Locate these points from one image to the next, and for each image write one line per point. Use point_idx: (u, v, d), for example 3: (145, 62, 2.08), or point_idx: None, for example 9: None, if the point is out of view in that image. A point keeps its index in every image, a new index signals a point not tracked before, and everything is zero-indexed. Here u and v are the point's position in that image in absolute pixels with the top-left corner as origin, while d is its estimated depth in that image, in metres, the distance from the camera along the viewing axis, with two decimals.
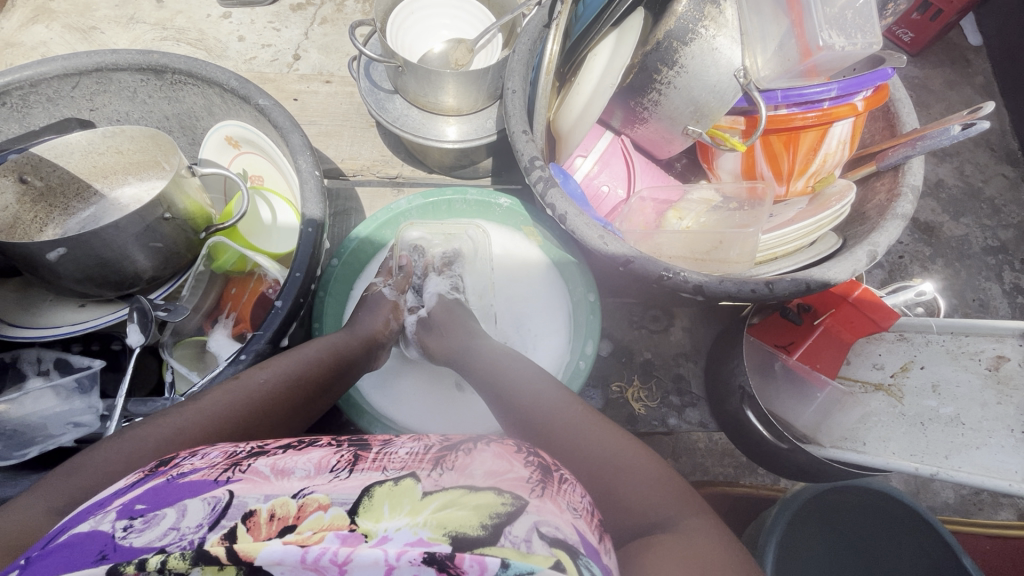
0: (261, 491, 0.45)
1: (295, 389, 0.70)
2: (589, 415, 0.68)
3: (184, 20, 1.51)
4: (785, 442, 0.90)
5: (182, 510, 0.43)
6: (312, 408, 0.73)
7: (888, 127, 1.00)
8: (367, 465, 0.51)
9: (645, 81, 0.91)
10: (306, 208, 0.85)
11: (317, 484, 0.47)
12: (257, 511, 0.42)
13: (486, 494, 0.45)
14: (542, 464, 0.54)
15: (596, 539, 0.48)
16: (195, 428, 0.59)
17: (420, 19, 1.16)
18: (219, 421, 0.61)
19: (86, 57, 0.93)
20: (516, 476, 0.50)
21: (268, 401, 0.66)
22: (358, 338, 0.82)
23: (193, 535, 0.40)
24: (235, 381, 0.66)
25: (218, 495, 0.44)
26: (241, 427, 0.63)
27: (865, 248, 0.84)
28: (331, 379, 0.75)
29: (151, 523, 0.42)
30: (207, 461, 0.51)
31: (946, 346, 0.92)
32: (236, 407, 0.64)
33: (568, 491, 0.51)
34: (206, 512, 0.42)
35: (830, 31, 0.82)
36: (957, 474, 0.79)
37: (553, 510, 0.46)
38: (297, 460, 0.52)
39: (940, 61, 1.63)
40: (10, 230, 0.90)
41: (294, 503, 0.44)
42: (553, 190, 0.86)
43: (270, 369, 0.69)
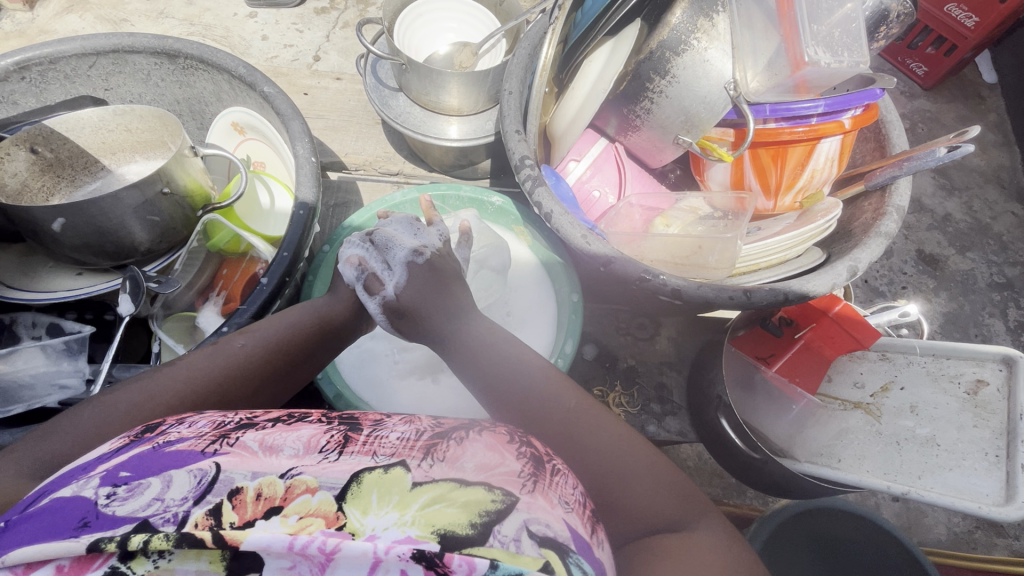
0: (249, 467, 0.45)
1: (274, 353, 0.68)
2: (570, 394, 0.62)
3: (211, 17, 1.57)
4: (759, 453, 0.91)
5: (166, 481, 0.43)
6: (298, 371, 0.71)
7: (877, 148, 1.01)
8: (357, 449, 0.49)
9: (637, 89, 0.93)
10: (300, 192, 0.87)
11: (305, 466, 0.46)
12: (244, 490, 0.42)
13: (476, 490, 0.45)
14: (535, 455, 0.53)
15: (589, 533, 0.48)
16: (165, 398, 0.59)
17: (427, 21, 1.20)
18: (193, 389, 0.61)
19: (104, 38, 0.98)
20: (508, 470, 0.49)
21: (244, 367, 0.65)
22: (350, 299, 0.75)
23: (177, 509, 0.41)
24: (212, 347, 0.65)
25: (203, 467, 0.44)
26: (218, 393, 0.62)
27: (845, 263, 0.85)
28: (318, 346, 0.72)
29: (134, 491, 0.42)
30: (195, 431, 0.50)
31: (927, 367, 0.92)
32: (213, 374, 0.62)
33: (560, 485, 0.50)
34: (191, 485, 0.43)
35: (818, 47, 0.83)
36: (927, 494, 0.80)
37: (544, 507, 0.46)
38: (286, 437, 0.50)
39: (953, 96, 1.64)
40: (18, 196, 0.94)
41: (281, 483, 0.44)
42: (540, 189, 0.88)
43: (247, 334, 0.68)
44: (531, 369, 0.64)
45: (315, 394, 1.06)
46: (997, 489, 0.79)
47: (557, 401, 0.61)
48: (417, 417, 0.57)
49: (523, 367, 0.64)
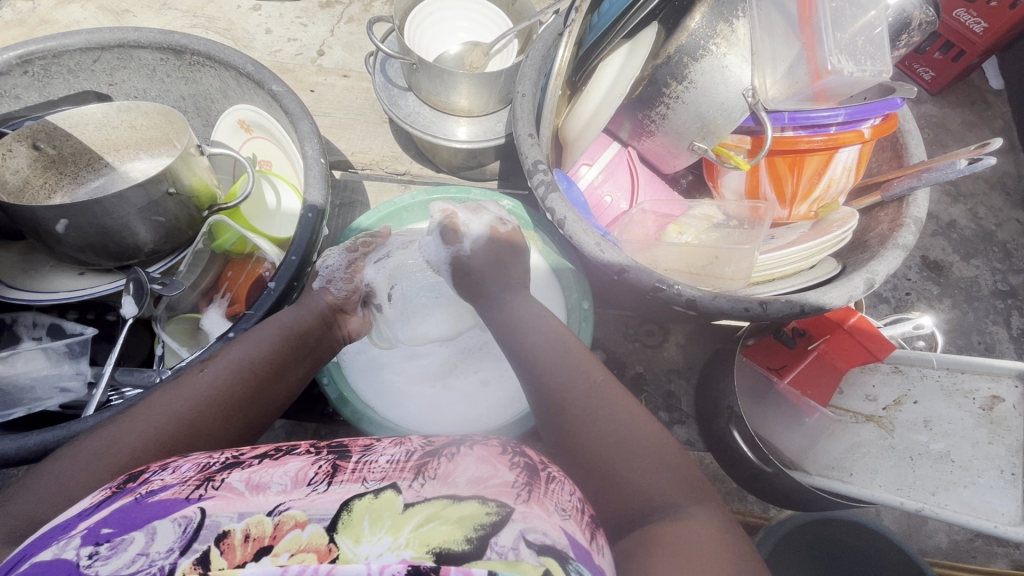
0: (235, 509, 0.44)
1: (242, 373, 0.67)
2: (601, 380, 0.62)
3: (214, 9, 1.55)
4: (770, 466, 0.89)
5: (151, 533, 0.42)
6: (270, 390, 0.69)
7: (895, 158, 1.00)
8: (346, 476, 0.48)
9: (653, 95, 0.92)
10: (308, 194, 0.86)
11: (293, 500, 0.45)
12: (231, 533, 0.41)
13: (470, 504, 0.44)
14: (529, 464, 0.52)
15: (589, 538, 0.46)
16: (134, 439, 0.57)
17: (436, 20, 1.18)
18: (160, 428, 0.59)
19: (110, 33, 0.96)
20: (501, 481, 0.48)
21: (211, 398, 0.63)
22: (312, 311, 0.78)
23: (162, 562, 0.39)
24: (173, 385, 0.64)
25: (189, 515, 0.43)
26: (188, 426, 0.61)
27: (862, 276, 0.83)
28: (288, 359, 0.72)
29: (117, 549, 0.40)
30: (178, 476, 0.49)
31: (941, 381, 0.91)
32: (178, 409, 0.61)
33: (556, 491, 0.49)
34: (176, 535, 0.41)
35: (840, 56, 0.81)
36: (942, 512, 0.79)
37: (541, 514, 0.45)
38: (273, 473, 0.49)
39: (959, 101, 1.62)
40: (19, 192, 0.92)
41: (270, 521, 0.42)
42: (553, 194, 0.86)
43: (213, 363, 0.67)
44: (556, 347, 0.66)
45: (320, 398, 1.05)
46: (1013, 508, 0.79)
47: (569, 377, 0.62)
48: (407, 439, 0.57)
49: (551, 339, 0.67)
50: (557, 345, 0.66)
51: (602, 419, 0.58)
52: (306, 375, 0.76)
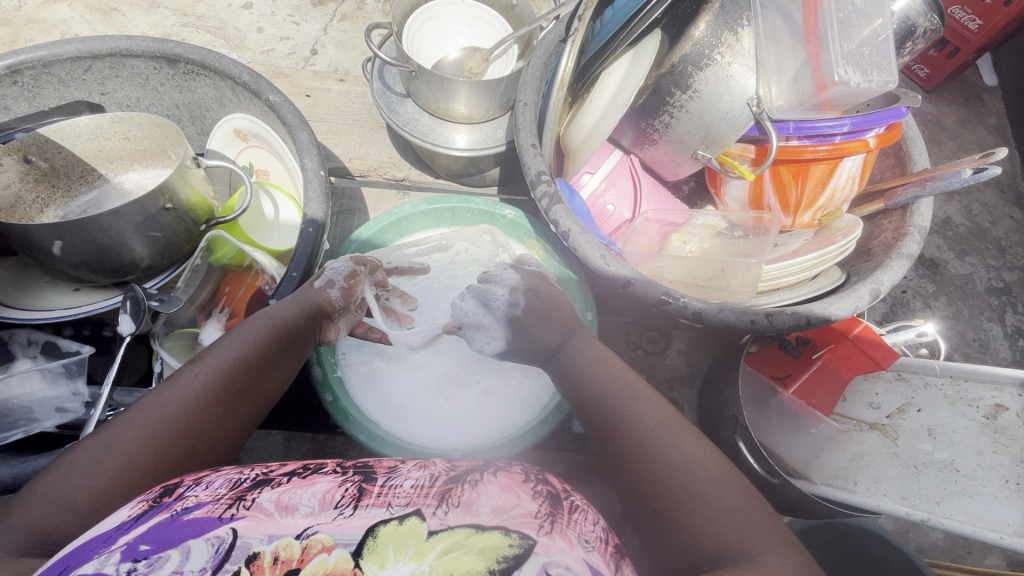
0: (265, 531, 0.43)
1: (232, 375, 0.63)
2: (668, 418, 0.57)
3: (205, 7, 1.52)
4: (776, 478, 0.88)
5: (186, 551, 0.41)
6: (261, 388, 0.67)
7: (898, 165, 0.99)
8: (372, 501, 0.47)
9: (657, 103, 0.91)
10: (308, 208, 0.84)
11: (321, 523, 0.44)
12: (261, 554, 0.41)
13: (494, 535, 0.43)
14: (551, 493, 0.50)
15: (612, 571, 0.44)
16: (126, 446, 0.55)
17: (436, 25, 1.16)
18: (149, 435, 0.56)
19: (101, 41, 0.94)
20: (525, 511, 0.46)
21: (204, 400, 0.61)
22: (304, 307, 0.73)
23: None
24: (165, 385, 0.61)
25: (222, 534, 0.43)
26: (181, 430, 0.58)
27: (867, 286, 0.83)
28: (277, 353, 0.69)
29: (154, 565, 0.40)
30: (212, 493, 0.47)
31: (945, 390, 0.90)
32: (171, 412, 0.59)
33: (580, 522, 0.47)
34: (209, 554, 0.41)
35: (846, 66, 0.81)
36: (947, 522, 0.79)
37: (564, 547, 0.43)
38: (302, 494, 0.47)
39: (954, 98, 1.62)
40: (10, 210, 0.90)
41: (298, 544, 0.42)
42: (557, 206, 0.85)
43: (202, 359, 0.64)
44: (609, 376, 0.63)
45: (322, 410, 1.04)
46: (1018, 519, 0.79)
47: (634, 416, 0.57)
48: (432, 461, 0.54)
49: (609, 374, 0.63)
50: (613, 371, 0.63)
51: (670, 450, 0.53)
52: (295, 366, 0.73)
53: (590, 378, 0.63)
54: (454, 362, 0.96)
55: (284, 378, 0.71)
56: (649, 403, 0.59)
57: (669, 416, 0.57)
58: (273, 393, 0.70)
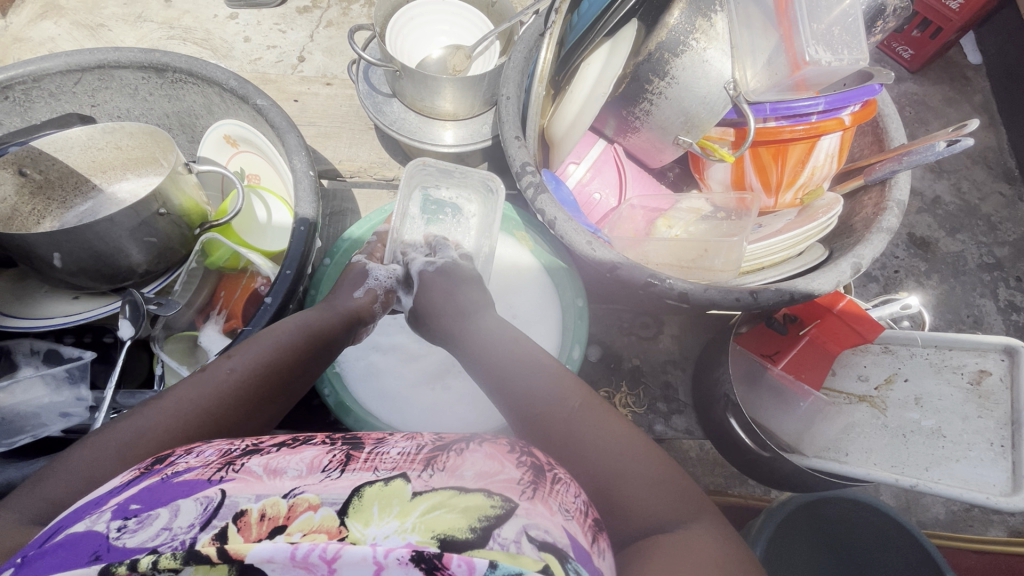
0: (253, 490, 0.44)
1: (266, 373, 0.67)
2: (590, 403, 0.61)
3: (191, 19, 1.53)
4: (767, 451, 0.91)
5: (174, 510, 0.42)
6: (290, 392, 0.70)
7: (876, 142, 1.01)
8: (358, 465, 0.49)
9: (637, 91, 0.92)
10: (300, 208, 0.86)
11: (308, 484, 0.45)
12: (248, 511, 0.42)
13: (476, 496, 0.44)
14: (535, 464, 0.52)
15: (589, 541, 0.46)
16: (161, 431, 0.57)
17: (419, 25, 1.18)
18: (185, 419, 0.59)
19: (89, 54, 0.95)
20: (507, 477, 0.48)
21: (239, 393, 0.63)
22: (339, 315, 0.79)
23: (184, 536, 0.39)
24: (200, 374, 0.63)
25: (209, 495, 0.43)
26: (213, 419, 0.60)
27: (849, 261, 0.85)
28: (309, 355, 0.72)
29: (144, 523, 0.41)
30: (202, 460, 0.50)
31: (929, 359, 0.93)
32: (204, 401, 0.61)
33: (561, 493, 0.49)
34: (197, 512, 0.42)
35: (817, 46, 0.83)
36: (934, 486, 0.82)
37: (544, 513, 0.45)
38: (290, 459, 0.49)
39: (938, 78, 1.64)
40: (8, 221, 0.93)
41: (284, 503, 0.43)
42: (543, 196, 0.87)
43: (240, 353, 0.67)
44: (537, 371, 0.66)
45: (322, 407, 1.06)
46: (1003, 479, 0.82)
47: (560, 408, 0.60)
48: (419, 434, 0.57)
49: (535, 369, 0.66)
50: (530, 367, 0.66)
51: (598, 438, 0.57)
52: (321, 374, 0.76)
53: (519, 372, 0.66)
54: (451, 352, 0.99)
55: (308, 382, 0.74)
56: (564, 393, 0.62)
57: (592, 404, 0.61)
58: (297, 397, 0.72)
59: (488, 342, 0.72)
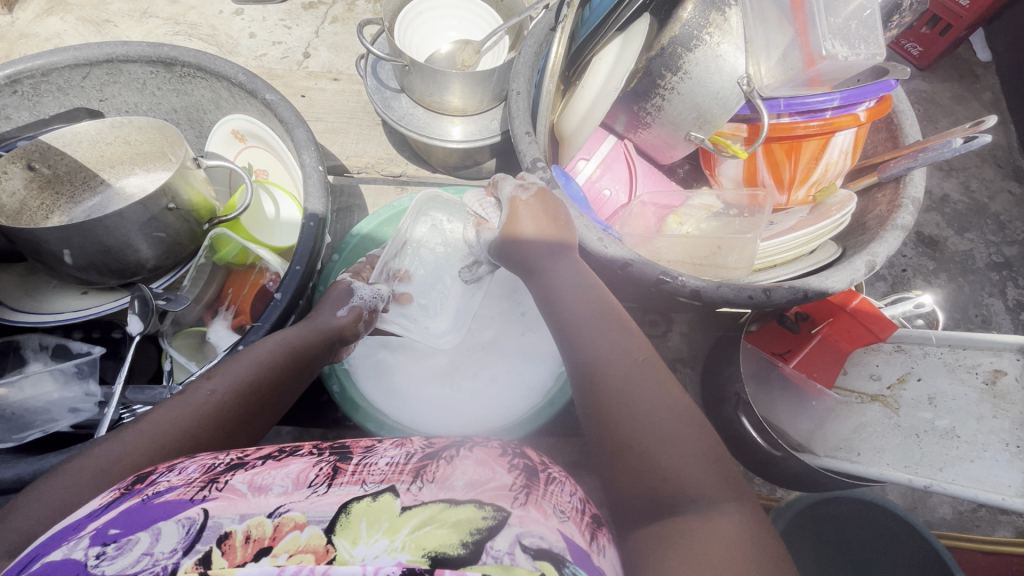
0: (237, 510, 0.43)
1: (246, 395, 0.67)
2: (649, 363, 0.59)
3: (196, 15, 1.53)
4: (779, 450, 0.90)
5: (156, 534, 0.42)
6: (273, 409, 0.71)
7: (890, 139, 1.00)
8: (346, 479, 0.48)
9: (649, 86, 0.91)
10: (309, 203, 0.86)
11: (294, 502, 0.45)
12: (232, 533, 0.41)
13: (467, 507, 0.44)
14: (528, 466, 0.53)
15: (587, 541, 0.46)
16: (137, 456, 0.57)
17: (427, 19, 1.18)
18: (163, 444, 0.59)
19: (98, 48, 0.95)
20: (499, 484, 0.48)
21: (219, 414, 0.64)
22: (318, 331, 0.77)
23: (166, 561, 0.39)
24: (180, 397, 0.63)
25: (192, 516, 0.43)
26: (192, 442, 0.60)
27: (864, 258, 0.84)
28: (289, 374, 0.72)
29: (123, 549, 0.41)
30: (184, 478, 0.49)
31: (943, 358, 0.92)
32: (184, 423, 0.61)
33: (554, 496, 0.49)
34: (179, 536, 0.41)
35: (834, 40, 0.82)
36: (951, 487, 0.80)
37: (537, 518, 0.44)
38: (275, 475, 0.49)
39: (948, 75, 1.62)
40: (16, 216, 0.91)
41: (270, 523, 0.42)
42: (554, 192, 0.86)
43: (219, 374, 0.67)
44: (604, 326, 0.63)
45: (330, 404, 1.05)
46: (1020, 480, 0.81)
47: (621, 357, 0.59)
48: (408, 440, 0.57)
49: (598, 321, 0.63)
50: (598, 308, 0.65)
51: (650, 399, 0.55)
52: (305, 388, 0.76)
53: (587, 321, 0.64)
54: (460, 350, 0.99)
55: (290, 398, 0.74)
56: (628, 346, 0.60)
57: (651, 362, 0.59)
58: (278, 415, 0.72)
59: (557, 283, 0.69)
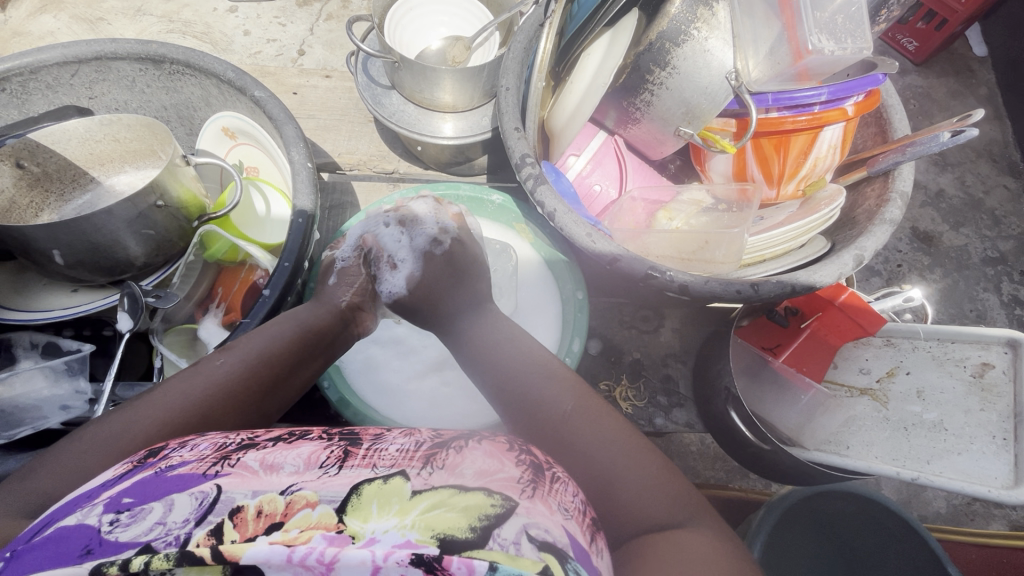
0: (250, 486, 0.44)
1: (257, 366, 0.67)
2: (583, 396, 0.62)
3: (190, 13, 1.53)
4: (769, 444, 0.90)
5: (169, 504, 0.42)
6: (288, 385, 0.70)
7: (879, 133, 1.00)
8: (357, 462, 0.48)
9: (637, 82, 0.91)
10: (298, 199, 0.86)
11: (306, 481, 0.45)
12: (244, 507, 0.41)
13: (476, 495, 0.44)
14: (535, 463, 0.52)
15: (588, 540, 0.46)
16: (149, 427, 0.57)
17: (419, 16, 1.17)
18: (176, 416, 0.58)
19: (86, 45, 0.95)
20: (507, 476, 0.47)
21: (228, 386, 0.63)
22: (328, 308, 0.79)
23: (178, 531, 0.39)
24: (192, 371, 0.63)
25: (205, 489, 0.43)
26: (205, 415, 0.60)
27: (851, 252, 0.84)
28: (303, 350, 0.72)
29: (136, 517, 0.41)
30: (196, 454, 0.49)
31: (932, 352, 0.93)
32: (194, 396, 0.61)
33: (561, 492, 0.49)
34: (192, 507, 0.42)
35: (820, 35, 0.82)
36: (937, 480, 0.81)
37: (544, 512, 0.44)
38: (286, 454, 0.49)
39: (944, 71, 1.62)
40: (6, 213, 0.93)
41: (282, 499, 0.42)
42: (542, 187, 0.86)
43: (231, 354, 0.66)
44: (537, 371, 0.65)
45: (322, 400, 1.06)
46: (1006, 472, 0.81)
47: (556, 405, 0.61)
48: (417, 429, 0.56)
49: (529, 368, 0.66)
50: (527, 357, 0.67)
51: (585, 433, 0.58)
52: (317, 370, 0.76)
53: (515, 375, 0.65)
54: (450, 346, 0.98)
55: (307, 377, 0.74)
56: (567, 386, 0.63)
57: (585, 398, 0.62)
58: (291, 395, 0.72)
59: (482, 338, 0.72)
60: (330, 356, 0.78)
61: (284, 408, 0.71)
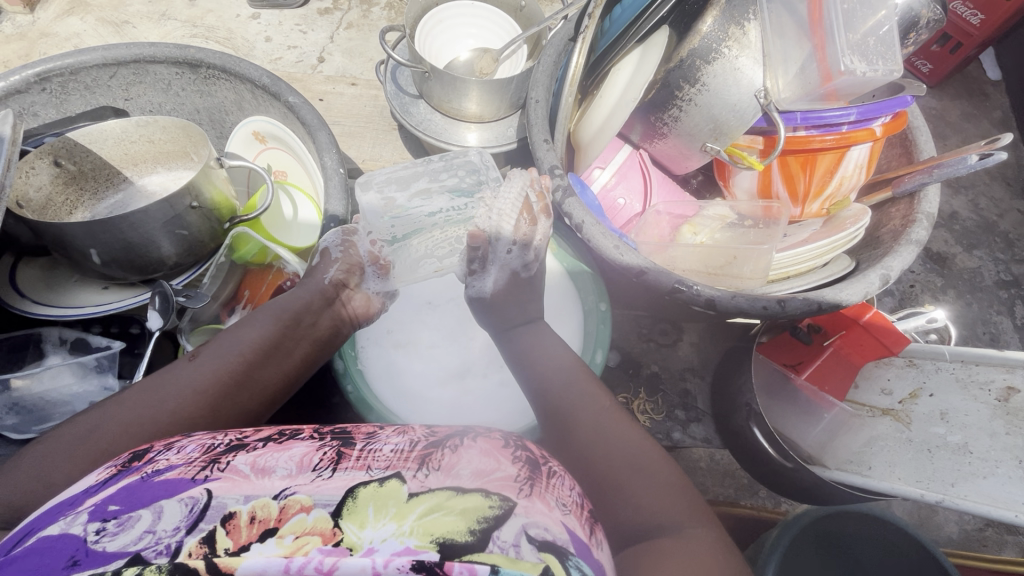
0: (240, 492, 0.43)
1: (226, 365, 0.66)
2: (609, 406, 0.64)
3: (214, 18, 1.56)
4: (790, 461, 0.90)
5: (157, 512, 0.41)
6: (263, 381, 0.69)
7: (904, 154, 1.01)
8: (351, 464, 0.47)
9: (666, 97, 0.92)
10: (330, 204, 0.87)
11: (299, 485, 0.44)
12: (237, 514, 0.40)
13: (474, 496, 0.43)
14: (530, 459, 0.52)
15: (588, 533, 0.46)
16: (114, 431, 0.58)
17: (447, 27, 1.19)
18: (138, 420, 0.60)
19: (126, 48, 0.97)
20: (504, 475, 0.47)
21: (196, 386, 0.64)
22: (308, 292, 0.75)
23: (169, 540, 0.38)
24: (159, 377, 0.64)
25: (195, 496, 0.42)
26: (172, 415, 0.61)
27: (877, 272, 0.84)
28: (279, 340, 0.71)
29: (124, 526, 0.40)
30: (183, 457, 0.49)
31: (956, 373, 0.91)
32: (160, 400, 0.62)
33: (557, 487, 0.49)
34: (182, 514, 0.40)
35: (852, 56, 0.83)
36: (962, 503, 0.79)
37: (542, 510, 0.44)
38: (278, 457, 0.48)
39: (957, 92, 1.63)
40: (42, 210, 0.94)
41: (275, 504, 0.41)
42: (570, 199, 0.87)
43: (201, 356, 0.67)
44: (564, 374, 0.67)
45: (340, 406, 1.06)
46: None
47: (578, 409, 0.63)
48: (410, 427, 0.56)
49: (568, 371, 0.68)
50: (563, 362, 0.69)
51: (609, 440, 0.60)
52: (301, 360, 0.74)
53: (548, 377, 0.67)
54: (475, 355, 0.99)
55: (288, 372, 0.73)
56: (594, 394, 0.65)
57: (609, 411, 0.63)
58: (271, 390, 0.70)
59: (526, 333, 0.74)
60: (316, 345, 0.76)
61: (264, 405, 0.70)
